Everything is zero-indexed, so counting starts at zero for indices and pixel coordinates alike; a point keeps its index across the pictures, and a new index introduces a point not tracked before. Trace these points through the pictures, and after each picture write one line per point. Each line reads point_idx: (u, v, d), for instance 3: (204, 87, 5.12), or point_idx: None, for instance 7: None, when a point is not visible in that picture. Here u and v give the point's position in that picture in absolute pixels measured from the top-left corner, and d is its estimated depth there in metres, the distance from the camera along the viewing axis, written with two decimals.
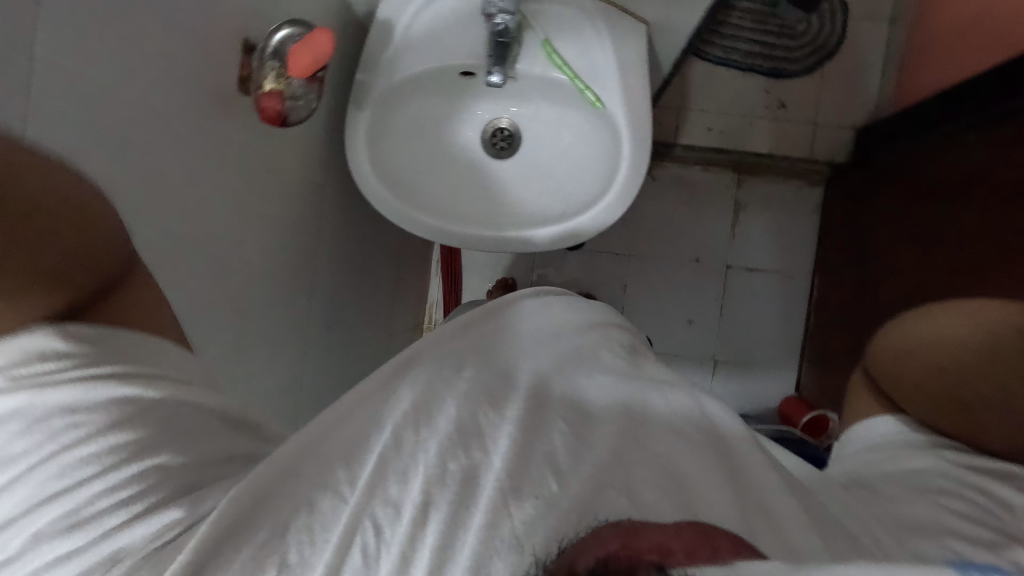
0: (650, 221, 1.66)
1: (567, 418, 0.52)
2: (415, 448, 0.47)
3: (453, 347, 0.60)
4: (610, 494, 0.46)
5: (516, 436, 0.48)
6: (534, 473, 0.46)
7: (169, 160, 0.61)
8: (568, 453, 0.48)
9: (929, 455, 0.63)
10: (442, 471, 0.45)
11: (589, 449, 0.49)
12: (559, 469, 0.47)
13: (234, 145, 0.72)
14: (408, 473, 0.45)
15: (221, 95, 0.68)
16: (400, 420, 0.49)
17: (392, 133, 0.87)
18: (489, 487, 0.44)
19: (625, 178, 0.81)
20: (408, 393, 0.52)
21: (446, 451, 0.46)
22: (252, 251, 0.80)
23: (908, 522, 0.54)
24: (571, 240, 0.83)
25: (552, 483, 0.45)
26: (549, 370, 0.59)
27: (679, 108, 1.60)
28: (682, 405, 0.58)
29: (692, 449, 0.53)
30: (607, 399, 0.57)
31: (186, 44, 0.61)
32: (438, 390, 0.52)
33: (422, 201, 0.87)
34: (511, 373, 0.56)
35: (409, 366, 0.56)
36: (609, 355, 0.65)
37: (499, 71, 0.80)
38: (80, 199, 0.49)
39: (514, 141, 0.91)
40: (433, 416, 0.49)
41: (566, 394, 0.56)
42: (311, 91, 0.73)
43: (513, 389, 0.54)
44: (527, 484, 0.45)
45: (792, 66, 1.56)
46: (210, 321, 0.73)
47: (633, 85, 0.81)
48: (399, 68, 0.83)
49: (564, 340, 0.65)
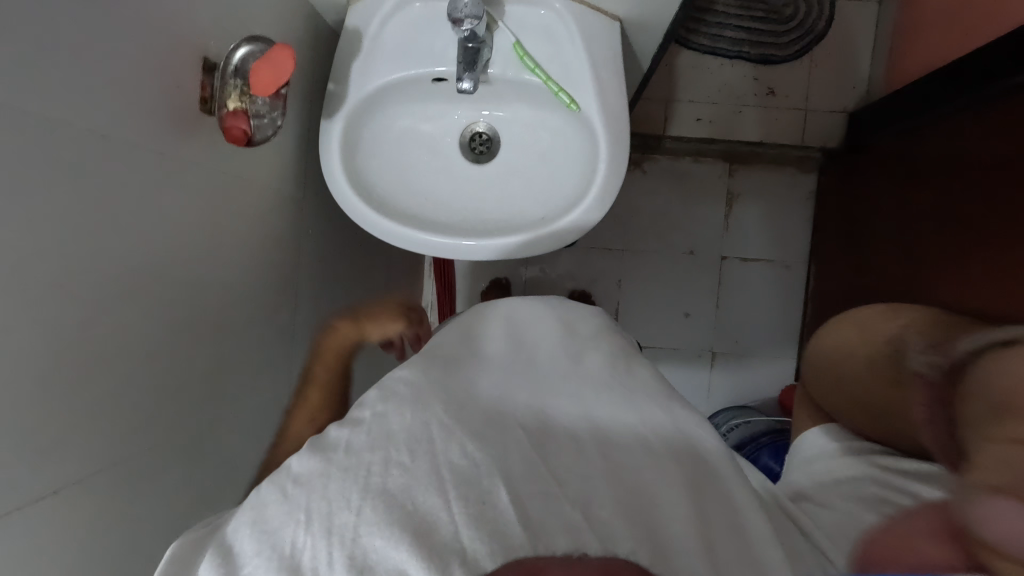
0: (641, 215, 1.64)
1: (531, 435, 0.60)
2: (363, 456, 0.54)
3: (445, 370, 0.67)
4: (561, 505, 0.53)
5: (473, 454, 0.55)
6: (482, 483, 0.53)
7: (129, 188, 0.60)
8: (525, 471, 0.55)
9: (857, 459, 0.75)
10: (385, 479, 0.52)
11: (550, 468, 0.57)
12: (511, 481, 0.54)
13: (201, 166, 0.71)
14: (351, 476, 0.52)
15: (185, 115, 0.67)
16: (357, 435, 0.57)
17: (368, 143, 0.86)
18: (425, 491, 0.51)
19: (604, 177, 0.80)
20: (376, 410, 0.60)
21: (391, 462, 0.53)
22: (228, 270, 0.79)
23: (837, 514, 0.65)
24: (554, 243, 0.82)
25: (501, 493, 0.52)
26: (530, 392, 0.66)
27: (667, 99, 1.57)
28: (657, 419, 0.64)
29: (658, 464, 0.60)
30: (577, 420, 0.64)
31: (140, 68, 0.60)
32: (408, 407, 0.59)
33: (401, 210, 0.86)
34: (491, 405, 0.62)
35: (385, 384, 0.64)
36: (593, 367, 0.72)
37: (470, 77, 0.77)
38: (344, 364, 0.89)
39: (492, 145, 0.90)
40: (415, 440, 0.55)
41: (539, 415, 0.63)
42: (275, 107, 0.75)
43: (482, 410, 0.62)
44: (468, 493, 0.52)
45: (780, 51, 1.53)
46: (186, 345, 0.72)
47: (609, 84, 0.80)
48: (370, 77, 0.82)
49: (536, 355, 0.72)
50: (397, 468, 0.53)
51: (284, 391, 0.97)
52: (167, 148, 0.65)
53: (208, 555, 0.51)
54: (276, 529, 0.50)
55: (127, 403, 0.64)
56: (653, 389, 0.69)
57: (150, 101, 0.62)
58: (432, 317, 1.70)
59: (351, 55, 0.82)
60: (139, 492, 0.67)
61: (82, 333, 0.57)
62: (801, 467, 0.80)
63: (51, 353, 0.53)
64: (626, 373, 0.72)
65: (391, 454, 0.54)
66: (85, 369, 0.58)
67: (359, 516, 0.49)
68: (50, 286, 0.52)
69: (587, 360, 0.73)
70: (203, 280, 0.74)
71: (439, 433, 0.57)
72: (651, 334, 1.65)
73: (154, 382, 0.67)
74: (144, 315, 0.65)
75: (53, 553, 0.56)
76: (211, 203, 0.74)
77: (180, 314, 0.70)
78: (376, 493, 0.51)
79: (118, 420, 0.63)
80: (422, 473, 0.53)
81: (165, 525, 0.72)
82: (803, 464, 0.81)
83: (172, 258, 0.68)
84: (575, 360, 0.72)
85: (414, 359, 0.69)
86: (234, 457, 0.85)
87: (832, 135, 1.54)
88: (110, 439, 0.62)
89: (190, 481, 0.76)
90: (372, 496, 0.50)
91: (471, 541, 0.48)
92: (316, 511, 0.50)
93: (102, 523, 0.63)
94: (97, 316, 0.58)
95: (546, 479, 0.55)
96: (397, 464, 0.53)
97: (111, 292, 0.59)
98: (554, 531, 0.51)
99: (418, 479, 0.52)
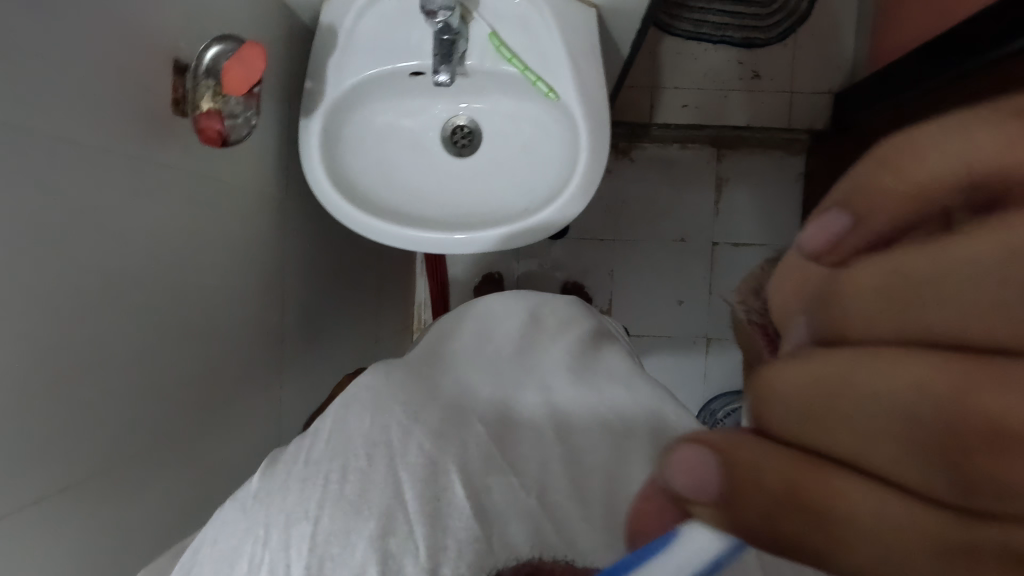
0: (631, 205, 1.63)
1: (488, 424, 0.63)
2: (321, 464, 0.54)
3: (400, 372, 0.65)
4: (516, 493, 0.58)
5: (427, 446, 0.57)
6: (438, 484, 0.55)
7: (106, 194, 0.60)
8: (482, 460, 0.59)
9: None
10: (342, 486, 0.53)
11: (506, 457, 0.61)
12: (467, 470, 0.57)
13: (180, 167, 0.71)
14: (310, 486, 0.53)
15: (160, 118, 0.66)
16: (316, 444, 0.57)
17: (348, 139, 0.86)
18: (381, 494, 0.53)
19: (586, 166, 0.79)
20: (335, 418, 0.59)
21: (350, 469, 0.54)
22: (211, 274, 0.79)
23: None
24: (539, 233, 0.81)
25: (457, 489, 0.56)
26: (492, 386, 0.67)
27: (653, 86, 1.57)
28: (628, 404, 0.65)
29: (613, 444, 0.62)
30: (536, 409, 0.65)
31: (114, 71, 0.59)
32: (370, 412, 0.59)
33: (384, 206, 0.86)
34: (463, 404, 0.64)
35: (347, 394, 0.62)
36: (555, 350, 0.73)
37: (446, 69, 0.78)
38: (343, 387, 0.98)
39: (474, 138, 0.89)
40: (388, 439, 0.57)
41: (499, 404, 0.65)
42: (249, 106, 0.75)
43: (440, 403, 0.62)
44: (425, 493, 0.54)
45: (763, 34, 1.52)
46: (171, 350, 0.72)
47: (585, 70, 0.80)
48: (347, 72, 0.81)
49: (504, 347, 0.73)
50: (356, 474, 0.54)
51: (276, 394, 0.97)
52: (144, 152, 0.64)
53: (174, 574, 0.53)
54: (232, 549, 0.51)
55: (115, 411, 0.64)
56: (615, 368, 0.71)
57: (123, 104, 0.61)
58: (426, 315, 1.70)
59: (327, 52, 0.82)
60: (128, 501, 0.67)
61: (67, 342, 0.56)
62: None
63: (36, 363, 0.53)
64: (594, 356, 0.73)
65: (349, 461, 0.55)
66: (69, 379, 0.57)
67: (316, 524, 0.50)
68: (32, 294, 0.52)
69: (556, 346, 0.73)
70: (186, 284, 0.74)
71: (398, 425, 0.58)
72: (646, 323, 1.66)
73: (140, 390, 0.67)
74: (128, 321, 0.64)
75: (41, 563, 0.56)
76: (190, 206, 0.73)
77: (163, 320, 0.70)
78: (335, 501, 0.52)
79: (107, 428, 0.63)
80: (380, 477, 0.54)
81: (159, 531, 0.72)
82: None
83: (155, 263, 0.68)
84: (542, 351, 0.73)
85: (381, 362, 0.67)
86: (226, 463, 0.85)
87: (818, 117, 1.54)
88: (100, 447, 0.62)
89: (183, 488, 0.76)
90: (331, 505, 0.51)
91: (423, 545, 0.51)
92: (274, 525, 0.50)
93: (94, 534, 0.62)
94: (79, 323, 0.58)
95: (498, 468, 0.59)
96: (356, 470, 0.54)
97: (93, 299, 0.59)
98: (509, 520, 0.56)
99: (375, 484, 0.53)
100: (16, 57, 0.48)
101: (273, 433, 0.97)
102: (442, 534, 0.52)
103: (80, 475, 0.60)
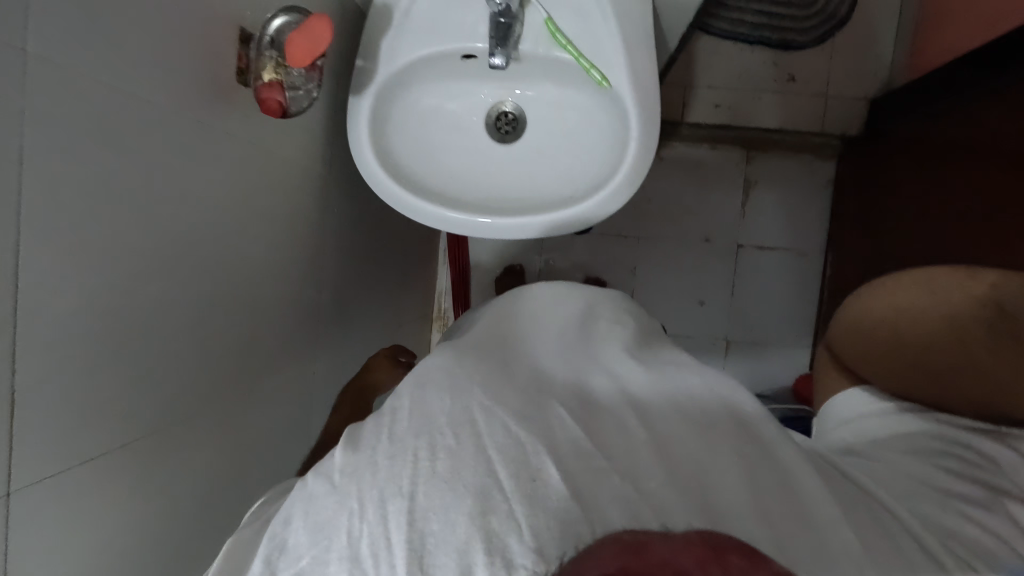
0: (658, 203, 1.63)
1: (570, 409, 0.61)
2: (408, 441, 0.55)
3: (468, 356, 0.67)
4: (611, 480, 0.54)
5: (516, 431, 0.56)
6: (532, 463, 0.53)
7: (164, 159, 0.60)
8: (569, 446, 0.56)
9: (925, 417, 0.76)
10: (433, 463, 0.53)
11: (595, 442, 0.58)
12: (559, 456, 0.55)
13: (234, 138, 0.71)
14: (399, 461, 0.54)
15: (218, 89, 0.67)
16: (400, 420, 0.58)
17: (394, 119, 0.86)
18: (474, 471, 0.52)
19: (635, 156, 0.79)
20: (413, 397, 0.60)
21: (437, 446, 0.54)
22: (257, 245, 0.80)
23: (900, 472, 0.69)
24: (582, 223, 0.82)
25: (552, 471, 0.53)
26: (560, 368, 0.68)
27: (686, 85, 1.57)
28: (696, 392, 0.66)
29: (695, 435, 0.61)
30: (612, 395, 0.65)
31: (181, 39, 0.60)
32: (450, 392, 0.60)
33: (429, 187, 0.86)
34: (535, 387, 0.63)
35: (420, 371, 0.65)
36: (617, 342, 0.73)
37: (502, 52, 0.78)
38: (370, 367, 0.97)
39: (518, 124, 0.89)
40: (468, 417, 0.57)
41: (574, 385, 0.66)
42: (311, 80, 0.74)
43: (519, 388, 0.62)
44: (519, 472, 0.52)
45: (801, 37, 1.51)
46: (216, 318, 0.73)
47: (640, 61, 0.80)
48: (399, 52, 0.81)
49: (565, 333, 0.74)
50: (444, 451, 0.54)
51: (308, 370, 0.98)
52: (203, 120, 0.65)
53: (265, 546, 0.55)
54: (327, 521, 0.53)
55: (159, 372, 0.64)
56: (683, 364, 0.71)
57: (188, 71, 0.62)
58: (446, 303, 1.71)
59: (380, 31, 0.82)
60: (169, 462, 0.68)
61: (121, 297, 0.57)
62: (848, 427, 0.82)
63: (88, 318, 0.54)
64: (650, 351, 0.74)
65: (436, 439, 0.55)
66: (121, 337, 0.58)
67: (412, 500, 0.51)
68: (87, 248, 0.53)
69: (615, 336, 0.75)
70: (230, 255, 0.74)
71: (481, 408, 0.58)
72: (668, 322, 1.65)
73: (185, 353, 0.68)
74: (178, 287, 0.65)
75: (86, 516, 0.57)
76: (241, 176, 0.74)
77: (210, 287, 0.71)
78: (429, 478, 0.52)
79: (153, 389, 0.64)
80: (468, 455, 0.53)
81: (194, 493, 0.73)
82: (845, 424, 0.83)
83: (206, 232, 0.69)
84: (601, 342, 0.73)
85: (443, 349, 0.69)
86: (260, 434, 0.86)
87: (852, 123, 1.53)
88: (147, 406, 0.63)
89: (218, 454, 0.77)
90: (425, 482, 0.52)
91: (525, 525, 0.48)
92: (368, 499, 0.52)
93: (135, 491, 0.64)
94: (134, 284, 0.59)
95: (591, 453, 0.56)
96: (444, 448, 0.54)
97: (147, 263, 0.60)
98: (604, 501, 0.52)
99: (465, 462, 0.53)
100: (84, 10, 0.49)
101: (305, 409, 0.98)
102: (545, 512, 0.49)
103: (128, 434, 0.61)
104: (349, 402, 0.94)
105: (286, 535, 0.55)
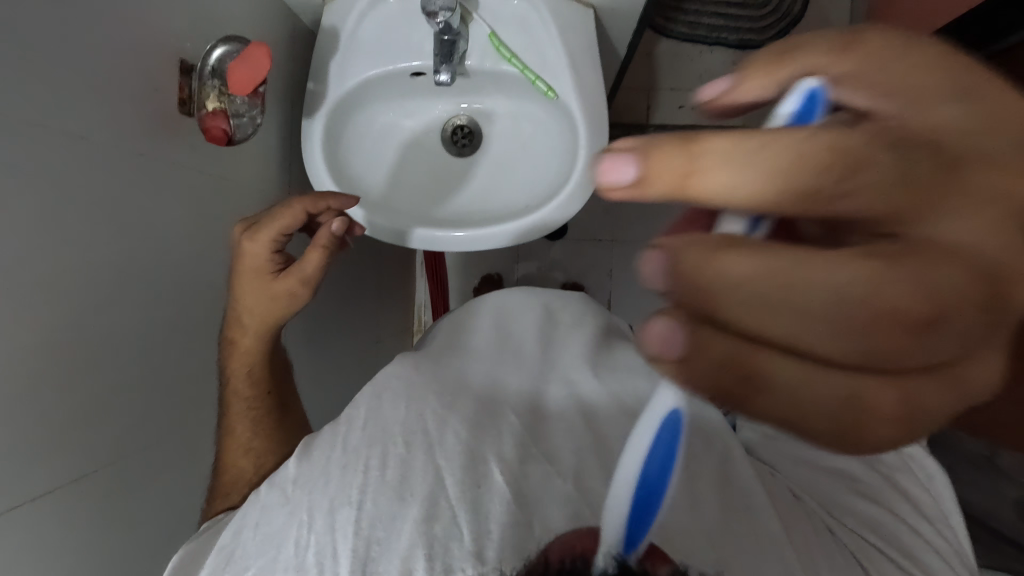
0: (630, 205, 1.65)
1: (518, 415, 0.63)
2: (360, 451, 0.57)
3: (421, 366, 0.66)
4: (554, 482, 0.56)
5: (462, 436, 0.58)
6: (477, 470, 0.55)
7: (115, 193, 0.61)
8: (513, 449, 0.58)
9: None
10: (382, 474, 0.54)
11: (538, 445, 0.60)
12: (502, 456, 0.57)
13: (185, 166, 0.72)
14: (350, 472, 0.55)
15: (165, 116, 0.67)
16: (353, 431, 0.59)
17: (348, 139, 0.87)
18: (422, 481, 0.54)
19: (585, 162, 0.80)
20: (369, 406, 0.61)
21: (388, 456, 0.56)
22: (214, 269, 0.80)
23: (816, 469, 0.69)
24: (541, 230, 0.82)
25: (495, 475, 0.55)
26: (522, 383, 0.68)
27: (649, 88, 1.59)
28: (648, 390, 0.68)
29: None
30: (562, 400, 0.67)
31: (124, 72, 0.61)
32: (403, 400, 0.61)
33: (387, 202, 0.87)
34: (495, 399, 0.64)
35: (377, 380, 0.64)
36: (575, 342, 0.75)
37: (448, 68, 0.79)
38: (241, 317, 0.77)
39: (474, 138, 0.92)
40: (425, 426, 0.58)
41: (521, 389, 0.67)
42: (254, 106, 0.76)
43: (471, 396, 0.64)
44: (464, 479, 0.54)
45: (758, 37, 1.54)
46: (176, 344, 0.73)
47: (586, 75, 0.81)
48: (348, 72, 0.82)
49: (524, 341, 0.74)
50: (394, 460, 0.55)
51: None
52: (152, 149, 0.66)
53: (216, 555, 0.56)
54: (278, 531, 0.54)
55: (125, 403, 0.65)
56: (630, 365, 0.72)
57: (133, 103, 0.62)
58: (427, 316, 1.71)
59: (329, 53, 0.83)
60: (136, 490, 0.68)
61: (73, 327, 0.57)
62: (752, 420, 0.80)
63: (47, 354, 0.54)
64: (607, 354, 0.74)
65: (388, 448, 0.56)
66: (82, 371, 0.58)
67: (360, 509, 0.52)
68: (42, 284, 0.53)
69: (572, 342, 0.75)
70: (188, 281, 0.75)
71: (433, 415, 0.59)
72: None
73: (147, 379, 0.68)
74: (138, 316, 0.66)
75: (55, 552, 0.57)
76: (194, 204, 0.74)
77: (168, 315, 0.71)
78: (377, 488, 0.53)
79: (115, 419, 0.63)
80: (418, 464, 0.55)
81: (163, 516, 0.73)
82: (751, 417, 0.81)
83: (162, 259, 0.69)
84: (558, 346, 0.74)
85: (403, 355, 0.68)
86: None
87: None
88: (110, 437, 0.63)
89: (186, 479, 0.77)
90: (372, 492, 0.53)
91: (467, 529, 0.51)
92: (317, 509, 0.53)
93: (104, 522, 0.63)
94: (89, 319, 0.59)
95: (535, 457, 0.58)
96: (394, 456, 0.56)
97: (104, 296, 0.60)
98: (547, 502, 0.54)
99: (413, 472, 0.55)
100: (21, 42, 0.49)
101: None
102: (485, 518, 0.52)
103: (96, 463, 0.61)
104: (253, 381, 0.80)
105: (236, 547, 0.56)
